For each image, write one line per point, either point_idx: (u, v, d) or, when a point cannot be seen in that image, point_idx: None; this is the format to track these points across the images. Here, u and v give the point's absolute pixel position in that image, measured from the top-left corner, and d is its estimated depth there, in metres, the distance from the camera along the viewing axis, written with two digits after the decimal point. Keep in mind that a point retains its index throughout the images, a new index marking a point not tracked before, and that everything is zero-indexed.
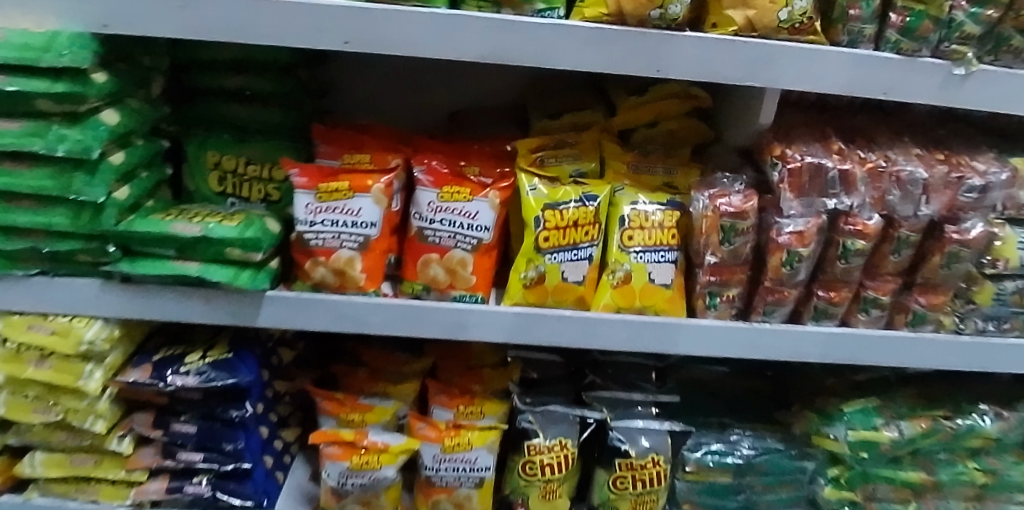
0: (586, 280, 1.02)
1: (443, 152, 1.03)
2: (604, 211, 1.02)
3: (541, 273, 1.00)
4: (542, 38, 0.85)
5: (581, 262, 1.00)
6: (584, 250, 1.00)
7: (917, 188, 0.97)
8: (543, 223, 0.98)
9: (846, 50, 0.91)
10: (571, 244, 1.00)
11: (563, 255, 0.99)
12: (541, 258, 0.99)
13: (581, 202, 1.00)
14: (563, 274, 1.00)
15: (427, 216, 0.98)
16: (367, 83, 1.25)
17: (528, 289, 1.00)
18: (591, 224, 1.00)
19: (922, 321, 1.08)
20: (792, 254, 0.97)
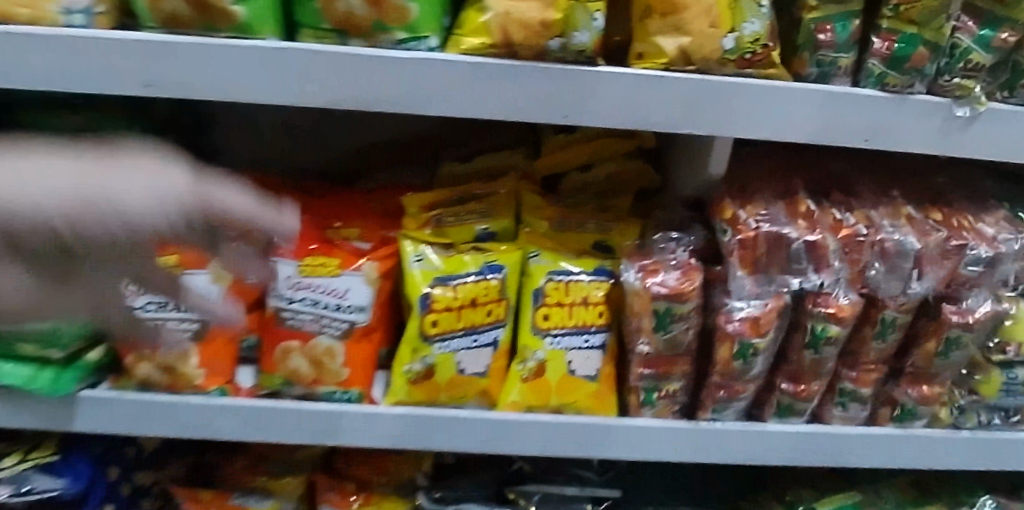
0: (489, 371, 0.82)
1: (316, 210, 0.84)
2: (512, 283, 0.83)
3: (430, 365, 0.80)
4: (404, 78, 0.63)
5: (481, 351, 0.81)
6: (485, 335, 0.81)
7: (907, 261, 0.75)
8: (429, 303, 0.79)
9: (817, 87, 0.70)
10: (468, 328, 0.81)
11: (457, 342, 0.81)
12: (428, 348, 0.80)
13: (481, 275, 0.81)
14: (458, 365, 0.81)
15: (285, 295, 0.78)
16: (251, 115, 1.05)
17: (415, 385, 0.81)
18: (494, 302, 0.81)
19: (911, 417, 0.87)
20: (745, 346, 0.76)
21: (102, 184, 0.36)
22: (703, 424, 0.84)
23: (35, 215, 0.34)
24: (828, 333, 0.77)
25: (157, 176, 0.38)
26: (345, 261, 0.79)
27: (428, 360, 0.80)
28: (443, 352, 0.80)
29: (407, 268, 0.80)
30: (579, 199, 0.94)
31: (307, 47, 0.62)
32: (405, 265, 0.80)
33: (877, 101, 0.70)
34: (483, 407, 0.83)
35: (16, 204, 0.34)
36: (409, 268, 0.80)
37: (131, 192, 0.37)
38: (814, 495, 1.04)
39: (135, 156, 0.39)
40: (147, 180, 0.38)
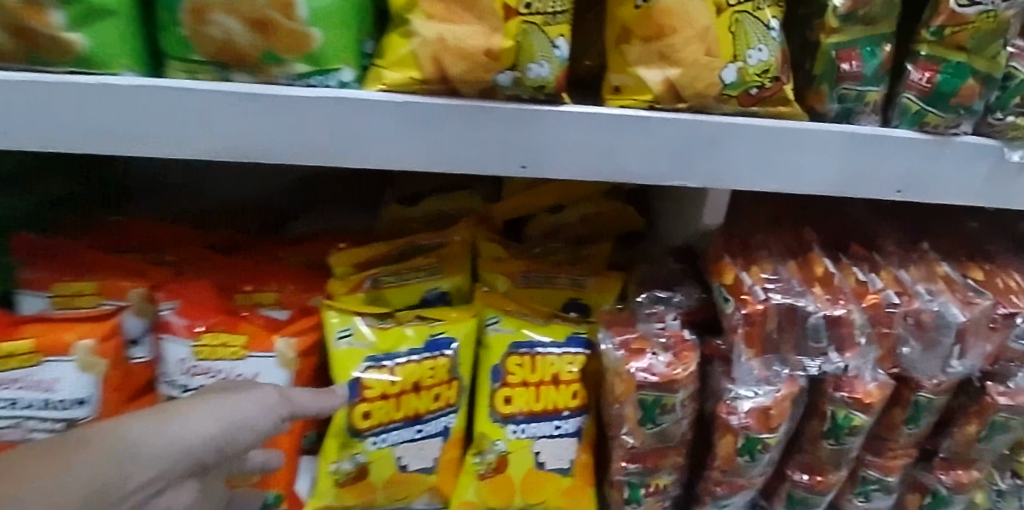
0: (438, 466, 0.69)
1: (225, 271, 0.70)
2: (465, 360, 0.69)
3: (363, 463, 0.67)
4: (309, 124, 0.48)
5: (426, 444, 0.68)
6: (431, 424, 0.68)
7: (948, 336, 0.61)
8: (359, 390, 0.65)
9: (837, 128, 0.56)
10: (410, 418, 0.67)
11: (395, 435, 0.67)
12: (359, 445, 0.66)
13: (425, 353, 0.67)
14: (399, 462, 0.67)
15: (179, 383, 0.64)
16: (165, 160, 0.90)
17: (346, 486, 0.67)
18: (443, 385, 0.67)
19: (945, 506, 0.74)
20: (752, 442, 0.61)
21: (195, 432, 0.49)
22: None
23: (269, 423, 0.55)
24: (853, 423, 0.63)
25: (235, 419, 0.52)
26: (254, 337, 0.64)
27: (361, 457, 0.66)
28: (379, 447, 0.66)
29: (334, 346, 0.66)
30: (550, 250, 0.82)
31: (174, 83, 0.46)
32: (330, 344, 0.66)
33: (912, 145, 0.57)
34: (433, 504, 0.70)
35: (252, 424, 0.53)
36: (336, 346, 0.66)
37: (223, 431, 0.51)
38: None
39: (219, 397, 0.53)
40: (230, 410, 0.52)
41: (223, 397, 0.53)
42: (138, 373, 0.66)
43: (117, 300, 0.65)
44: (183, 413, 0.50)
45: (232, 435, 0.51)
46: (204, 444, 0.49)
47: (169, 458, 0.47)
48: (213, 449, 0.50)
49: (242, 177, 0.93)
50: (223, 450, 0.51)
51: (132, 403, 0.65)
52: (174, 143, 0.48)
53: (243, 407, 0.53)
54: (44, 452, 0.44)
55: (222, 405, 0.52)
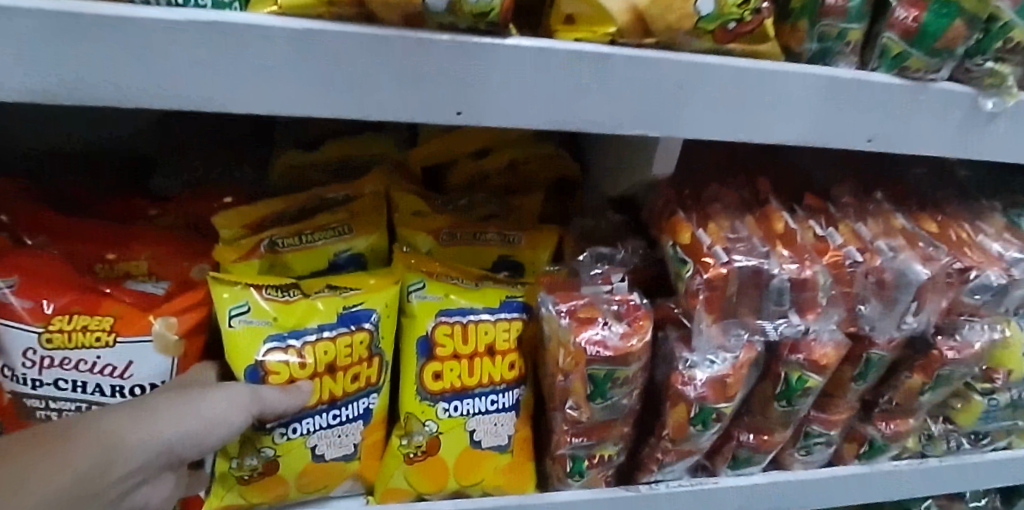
0: (360, 452, 0.61)
1: (86, 239, 0.57)
2: (386, 332, 0.60)
3: (271, 458, 0.57)
4: (176, 60, 0.36)
5: (344, 430, 0.59)
6: (349, 408, 0.58)
7: (907, 295, 0.58)
8: (260, 378, 0.54)
9: (815, 69, 0.49)
10: (324, 404, 0.57)
11: (309, 423, 0.57)
12: (266, 438, 0.56)
13: (339, 329, 0.56)
14: (314, 452, 0.58)
15: (27, 378, 0.51)
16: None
17: (252, 484, 0.58)
18: (361, 364, 0.58)
19: (879, 453, 0.74)
20: (706, 412, 0.57)
21: (177, 428, 0.46)
22: (644, 490, 0.66)
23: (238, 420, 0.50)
24: (807, 384, 0.59)
25: (209, 417, 0.49)
26: (123, 319, 0.52)
27: (269, 451, 0.57)
28: (289, 439, 0.57)
29: (227, 326, 0.55)
30: (476, 203, 0.72)
31: None
32: (222, 324, 0.55)
33: (889, 92, 0.51)
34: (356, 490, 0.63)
35: (221, 418, 0.49)
36: (229, 327, 0.55)
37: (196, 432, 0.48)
38: None
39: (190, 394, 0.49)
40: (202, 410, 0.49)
41: (202, 389, 0.50)
42: None
43: None
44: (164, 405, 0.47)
45: (205, 437, 0.48)
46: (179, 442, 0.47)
47: (156, 445, 0.45)
48: (194, 443, 0.48)
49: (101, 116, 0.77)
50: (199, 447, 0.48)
51: None
52: None
53: (221, 404, 0.50)
54: (48, 427, 0.42)
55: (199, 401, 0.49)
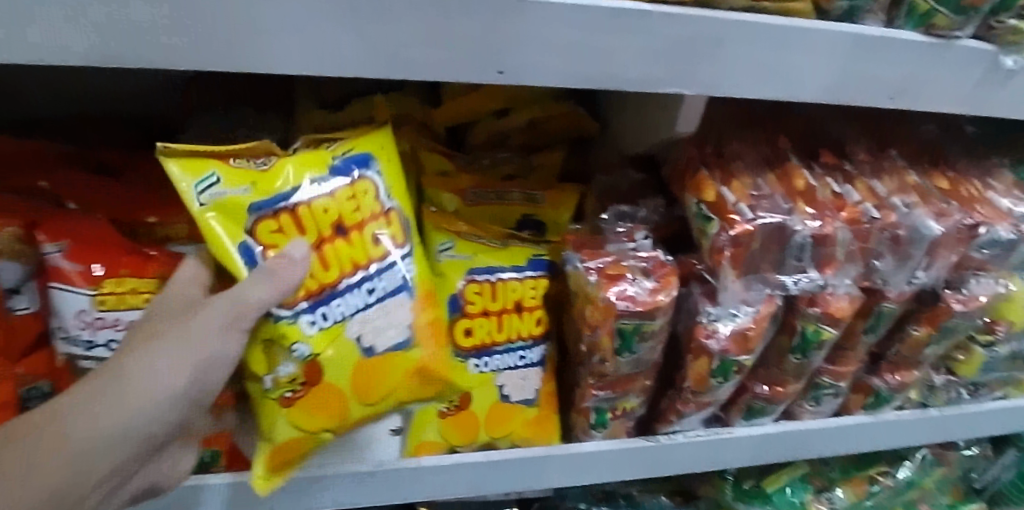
0: (416, 336, 0.53)
1: (122, 201, 0.58)
2: (397, 188, 0.53)
3: (309, 360, 0.49)
4: (232, 19, 0.37)
5: (386, 307, 0.51)
6: (385, 279, 0.51)
7: (920, 249, 0.60)
8: (256, 252, 0.48)
9: (844, 27, 0.50)
10: (348, 278, 0.49)
11: (340, 305, 0.49)
12: (291, 331, 0.48)
13: (335, 180, 0.49)
14: (362, 346, 0.50)
15: (81, 339, 0.52)
16: (18, 70, 0.74)
17: (299, 405, 0.51)
18: (378, 221, 0.51)
19: (883, 403, 0.77)
20: (727, 364, 0.60)
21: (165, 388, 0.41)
22: (663, 440, 0.69)
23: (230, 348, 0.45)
24: (821, 336, 0.62)
25: (202, 371, 0.43)
26: (169, 280, 0.54)
27: (303, 352, 0.49)
28: (324, 330, 0.49)
29: (197, 206, 0.47)
30: (497, 162, 0.73)
31: None
32: (190, 205, 0.47)
33: (914, 49, 0.52)
34: (423, 393, 0.54)
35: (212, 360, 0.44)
36: (198, 205, 0.46)
37: (190, 394, 0.43)
38: (757, 472, 0.96)
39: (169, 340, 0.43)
40: (195, 366, 0.43)
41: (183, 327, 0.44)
42: (25, 327, 0.54)
43: None
44: (147, 377, 0.41)
45: (202, 392, 0.44)
46: (171, 415, 0.42)
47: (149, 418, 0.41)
48: (192, 392, 0.43)
49: (126, 77, 0.78)
50: (197, 406, 0.44)
51: (24, 362, 0.54)
52: (38, 47, 0.35)
53: (209, 352, 0.43)
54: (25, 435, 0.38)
55: (185, 356, 0.42)
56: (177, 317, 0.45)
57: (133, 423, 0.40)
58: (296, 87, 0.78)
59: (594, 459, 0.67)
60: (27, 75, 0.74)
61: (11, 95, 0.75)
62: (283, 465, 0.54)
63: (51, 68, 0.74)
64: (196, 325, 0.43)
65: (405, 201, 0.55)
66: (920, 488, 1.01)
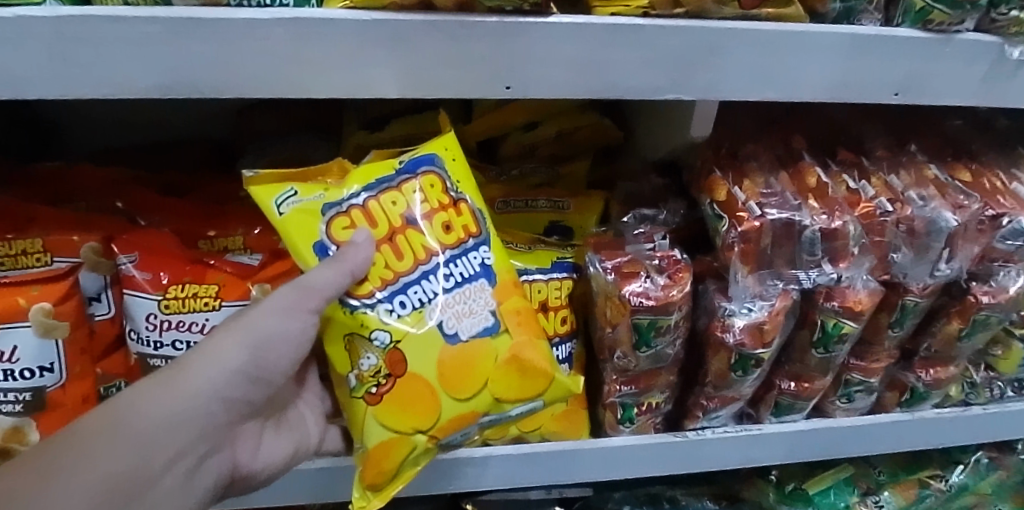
0: (499, 323, 0.56)
1: (187, 217, 0.66)
2: (463, 178, 0.57)
3: (392, 348, 0.53)
4: (269, 52, 0.43)
5: (465, 293, 0.55)
6: (460, 265, 0.55)
7: (938, 241, 0.61)
8: (332, 249, 0.52)
9: (840, 28, 0.52)
10: (422, 265, 0.54)
11: (419, 292, 0.53)
12: (372, 320, 0.53)
13: (401, 178, 0.54)
14: (445, 330, 0.54)
15: (150, 340, 0.59)
16: (97, 105, 0.83)
17: (385, 398, 0.54)
18: (447, 211, 0.55)
19: (921, 400, 0.76)
20: (745, 358, 0.62)
21: (223, 369, 0.47)
22: (691, 435, 0.70)
23: (288, 331, 0.50)
24: (842, 330, 0.63)
25: (256, 346, 0.49)
26: (224, 287, 0.60)
27: (384, 339, 0.53)
28: (404, 317, 0.53)
29: (278, 215, 0.52)
30: (525, 172, 0.78)
31: (100, 10, 0.40)
32: (272, 216, 0.52)
33: (914, 45, 0.54)
34: (511, 386, 0.56)
35: (269, 341, 0.49)
36: (279, 215, 0.52)
37: (245, 369, 0.48)
38: (801, 473, 0.94)
39: (233, 326, 0.49)
40: (245, 341, 0.48)
41: (247, 313, 0.50)
42: (104, 331, 0.62)
43: (68, 257, 0.59)
44: (201, 359, 0.47)
45: (256, 367, 0.49)
46: (225, 388, 0.48)
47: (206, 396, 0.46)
48: (252, 370, 0.49)
49: (191, 107, 0.86)
50: (254, 381, 0.49)
51: (104, 362, 0.62)
52: (115, 83, 0.42)
53: (260, 329, 0.49)
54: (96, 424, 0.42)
55: (238, 334, 0.48)
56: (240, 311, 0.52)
57: (189, 397, 0.45)
58: (339, 108, 0.85)
59: (622, 453, 0.69)
60: (106, 108, 0.84)
61: (93, 128, 0.85)
62: (383, 474, 0.56)
63: (126, 100, 0.83)
64: (257, 311, 0.50)
65: (477, 193, 0.58)
66: (975, 493, 0.98)
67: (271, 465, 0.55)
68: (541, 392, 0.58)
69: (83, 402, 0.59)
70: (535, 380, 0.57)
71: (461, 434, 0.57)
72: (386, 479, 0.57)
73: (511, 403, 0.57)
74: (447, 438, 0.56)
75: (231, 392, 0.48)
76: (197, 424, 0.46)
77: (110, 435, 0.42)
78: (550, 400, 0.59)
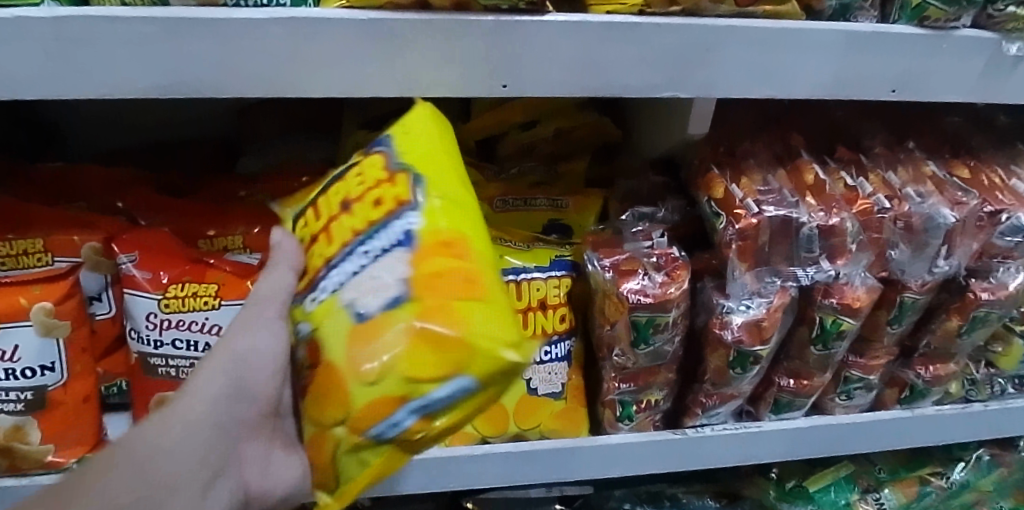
0: (411, 288, 0.37)
1: (186, 216, 0.66)
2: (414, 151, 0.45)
3: (311, 338, 0.41)
4: (266, 51, 0.43)
5: (381, 263, 0.39)
6: (381, 237, 0.40)
7: (936, 238, 0.61)
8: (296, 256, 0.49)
9: (836, 25, 0.52)
10: (347, 246, 0.42)
11: (337, 274, 0.42)
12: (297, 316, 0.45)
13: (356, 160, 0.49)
14: (351, 315, 0.38)
15: (150, 339, 0.60)
16: (98, 106, 0.84)
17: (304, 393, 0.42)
18: (380, 186, 0.43)
19: (920, 397, 0.76)
20: (744, 355, 0.62)
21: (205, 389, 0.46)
22: (690, 433, 0.70)
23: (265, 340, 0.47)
24: (841, 327, 0.63)
25: (230, 364, 0.47)
26: (224, 286, 0.60)
27: (304, 329, 0.43)
28: (321, 304, 0.41)
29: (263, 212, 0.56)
30: (524, 171, 0.78)
31: (98, 11, 0.40)
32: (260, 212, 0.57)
33: (911, 42, 0.54)
34: (420, 361, 0.35)
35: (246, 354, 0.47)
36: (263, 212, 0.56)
37: (224, 388, 0.46)
38: (802, 471, 0.94)
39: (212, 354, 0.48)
40: (224, 364, 0.47)
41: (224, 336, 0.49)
42: (104, 330, 0.64)
43: (69, 257, 0.60)
44: (194, 384, 0.47)
45: (240, 383, 0.47)
46: (213, 411, 0.46)
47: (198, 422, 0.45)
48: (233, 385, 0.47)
49: (191, 107, 0.86)
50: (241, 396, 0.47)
51: (105, 361, 0.64)
52: (113, 83, 0.42)
53: (233, 348, 0.47)
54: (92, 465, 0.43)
55: (214, 360, 0.47)
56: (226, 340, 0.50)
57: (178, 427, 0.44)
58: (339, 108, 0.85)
59: (621, 451, 0.69)
60: (106, 109, 0.84)
61: (93, 129, 0.85)
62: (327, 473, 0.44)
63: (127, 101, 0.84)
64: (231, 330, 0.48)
65: (428, 167, 0.44)
66: (976, 490, 0.98)
67: (284, 485, 0.49)
68: (465, 366, 0.35)
69: (84, 401, 0.60)
70: (460, 351, 0.35)
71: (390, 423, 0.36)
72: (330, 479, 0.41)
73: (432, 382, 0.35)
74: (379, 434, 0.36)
75: (222, 413, 0.46)
76: (204, 445, 0.45)
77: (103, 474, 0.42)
78: (487, 378, 0.36)
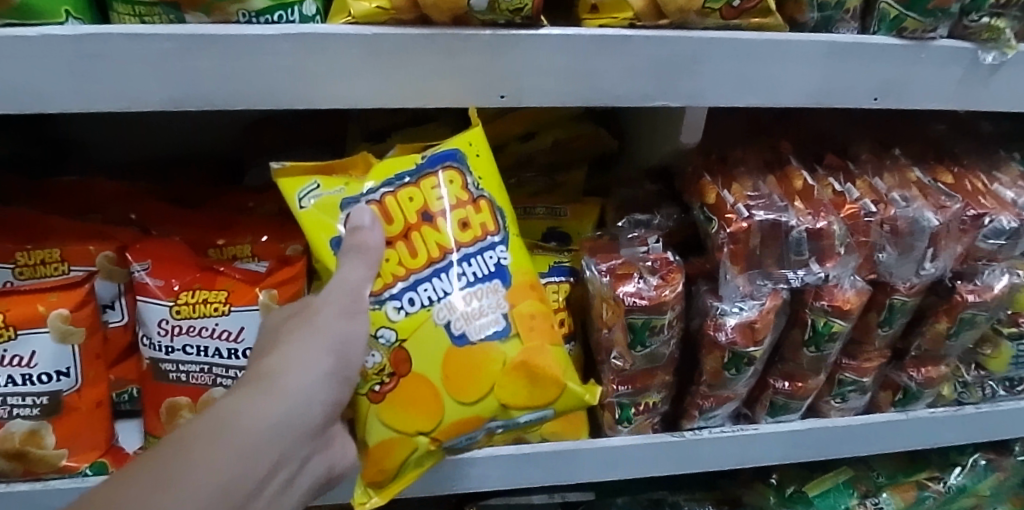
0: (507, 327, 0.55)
1: (196, 226, 0.68)
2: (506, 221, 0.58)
3: (397, 346, 0.54)
4: (275, 64, 0.46)
5: (474, 294, 0.54)
6: (473, 265, 0.54)
7: (921, 240, 0.63)
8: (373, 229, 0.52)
9: (818, 36, 0.55)
10: (436, 262, 0.54)
11: (424, 293, 0.53)
12: (380, 316, 0.53)
13: (423, 171, 0.54)
14: (452, 332, 0.53)
15: (162, 345, 0.62)
16: (109, 120, 0.86)
17: (387, 396, 0.54)
18: (465, 207, 0.54)
19: (914, 400, 0.77)
20: (738, 356, 0.64)
21: (317, 365, 0.45)
22: (689, 435, 0.71)
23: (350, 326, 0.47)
24: (832, 329, 0.64)
25: (338, 349, 0.47)
26: (234, 293, 0.61)
27: (389, 337, 0.53)
28: (410, 316, 0.53)
29: (300, 208, 0.53)
30: (523, 182, 0.80)
31: (122, 28, 0.43)
32: (294, 209, 0.54)
33: (889, 51, 0.56)
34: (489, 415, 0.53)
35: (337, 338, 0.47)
36: (300, 208, 0.53)
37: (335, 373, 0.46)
38: (802, 477, 0.95)
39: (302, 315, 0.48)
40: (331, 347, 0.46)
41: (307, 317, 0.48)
42: (117, 338, 0.66)
43: (84, 266, 0.62)
44: (294, 355, 0.45)
45: (344, 370, 0.46)
46: (321, 393, 0.45)
47: (304, 407, 0.43)
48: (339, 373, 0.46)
49: (201, 122, 0.89)
50: (345, 383, 0.47)
51: (117, 370, 0.67)
52: (134, 98, 0.45)
53: (337, 332, 0.47)
54: (196, 428, 0.39)
55: (321, 338, 0.46)
56: (301, 311, 0.49)
57: (297, 398, 0.43)
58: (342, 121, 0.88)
59: (621, 454, 0.69)
60: (118, 124, 0.87)
61: (105, 142, 0.88)
62: (384, 473, 0.57)
63: (135, 113, 0.86)
64: (325, 315, 0.47)
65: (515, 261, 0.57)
66: (974, 495, 0.99)
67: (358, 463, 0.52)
68: (553, 400, 0.56)
69: (96, 406, 0.62)
70: (548, 388, 0.55)
71: (467, 437, 0.57)
72: (387, 477, 0.57)
73: (519, 410, 0.55)
74: (451, 441, 0.56)
75: (326, 395, 0.45)
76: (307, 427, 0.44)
77: (218, 438, 0.38)
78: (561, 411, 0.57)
